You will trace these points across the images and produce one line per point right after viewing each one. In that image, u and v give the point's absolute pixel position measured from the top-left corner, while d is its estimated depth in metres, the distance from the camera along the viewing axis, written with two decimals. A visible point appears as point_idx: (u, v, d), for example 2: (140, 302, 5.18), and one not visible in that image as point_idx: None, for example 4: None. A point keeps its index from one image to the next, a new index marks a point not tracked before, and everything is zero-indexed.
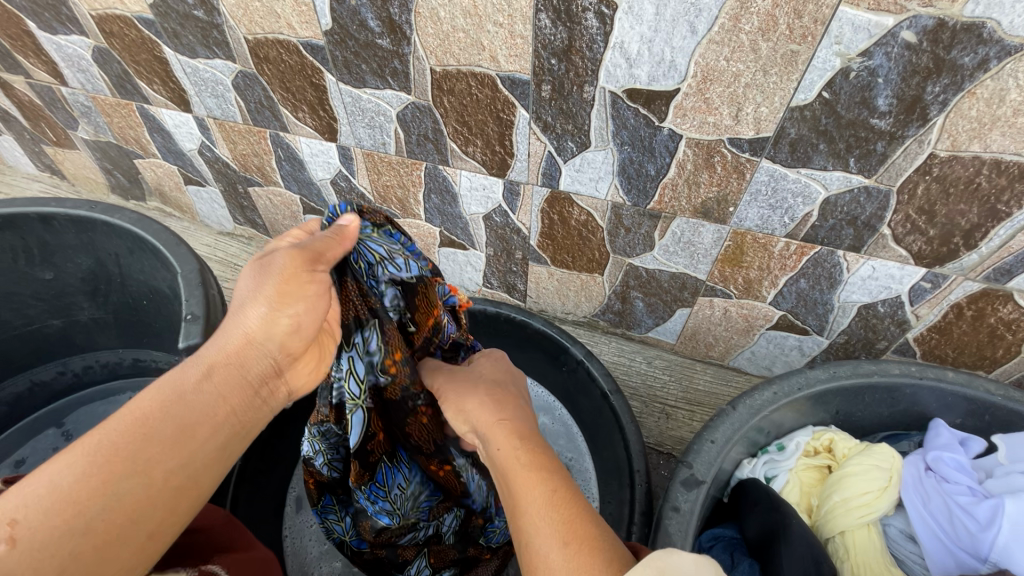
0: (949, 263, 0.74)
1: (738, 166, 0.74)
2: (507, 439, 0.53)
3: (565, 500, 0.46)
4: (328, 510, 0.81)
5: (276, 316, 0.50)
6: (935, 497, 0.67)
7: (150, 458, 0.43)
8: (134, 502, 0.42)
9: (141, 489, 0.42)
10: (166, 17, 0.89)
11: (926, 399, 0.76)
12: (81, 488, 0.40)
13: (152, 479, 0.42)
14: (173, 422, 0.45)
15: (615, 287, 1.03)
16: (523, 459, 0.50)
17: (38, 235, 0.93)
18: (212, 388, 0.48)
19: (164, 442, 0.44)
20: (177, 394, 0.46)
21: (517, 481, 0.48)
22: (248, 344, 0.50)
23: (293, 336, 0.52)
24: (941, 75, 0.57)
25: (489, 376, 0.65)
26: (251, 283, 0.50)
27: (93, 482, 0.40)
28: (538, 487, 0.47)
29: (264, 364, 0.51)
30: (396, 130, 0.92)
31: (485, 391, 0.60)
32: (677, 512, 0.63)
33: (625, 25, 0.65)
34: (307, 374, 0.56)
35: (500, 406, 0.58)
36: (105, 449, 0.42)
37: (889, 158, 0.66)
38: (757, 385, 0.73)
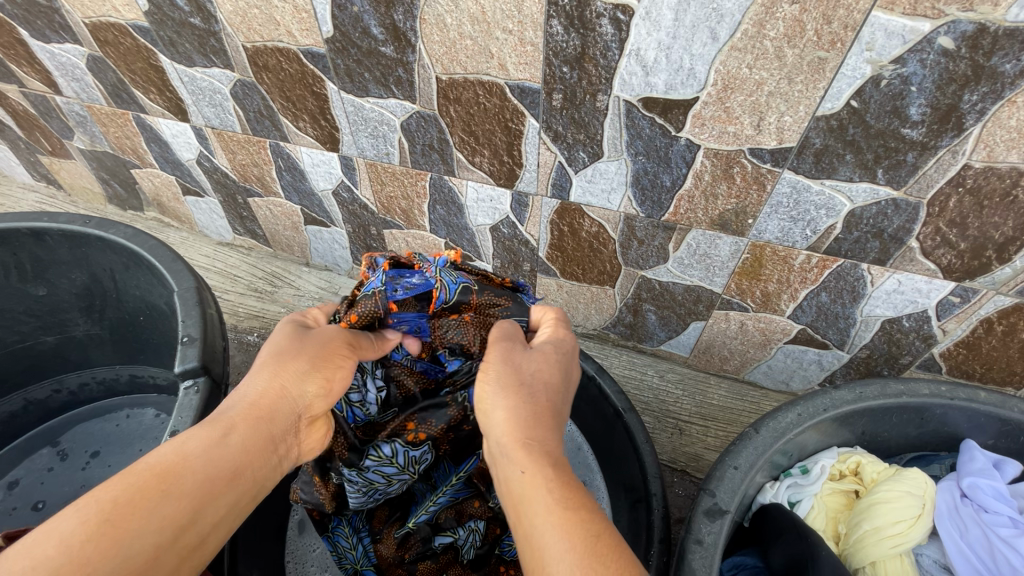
0: (980, 277, 0.71)
1: (758, 177, 0.71)
2: (535, 463, 0.44)
3: (604, 557, 0.37)
4: (338, 533, 0.77)
5: (312, 378, 0.52)
6: (973, 528, 0.65)
7: (166, 514, 0.39)
8: (140, 563, 0.37)
9: (151, 548, 0.38)
10: (162, 24, 0.86)
11: (956, 420, 0.73)
12: (89, 548, 0.36)
13: (166, 536, 0.39)
14: (194, 477, 0.42)
15: (626, 300, 0.99)
16: (552, 496, 0.41)
17: (30, 251, 0.90)
18: (239, 439, 0.46)
19: (182, 496, 0.41)
20: (201, 444, 0.44)
21: (545, 524, 0.40)
22: (278, 398, 0.50)
23: (322, 394, 0.53)
24: (979, 82, 0.54)
25: (527, 372, 0.52)
26: (293, 346, 0.53)
27: (102, 539, 0.36)
28: (570, 536, 0.39)
29: (288, 419, 0.50)
30: (399, 140, 0.88)
31: (521, 395, 0.49)
32: (701, 545, 0.59)
33: (642, 31, 0.62)
34: (316, 441, 0.54)
35: (529, 420, 0.48)
36: (118, 503, 0.38)
37: (920, 169, 0.63)
38: (780, 407, 0.69)
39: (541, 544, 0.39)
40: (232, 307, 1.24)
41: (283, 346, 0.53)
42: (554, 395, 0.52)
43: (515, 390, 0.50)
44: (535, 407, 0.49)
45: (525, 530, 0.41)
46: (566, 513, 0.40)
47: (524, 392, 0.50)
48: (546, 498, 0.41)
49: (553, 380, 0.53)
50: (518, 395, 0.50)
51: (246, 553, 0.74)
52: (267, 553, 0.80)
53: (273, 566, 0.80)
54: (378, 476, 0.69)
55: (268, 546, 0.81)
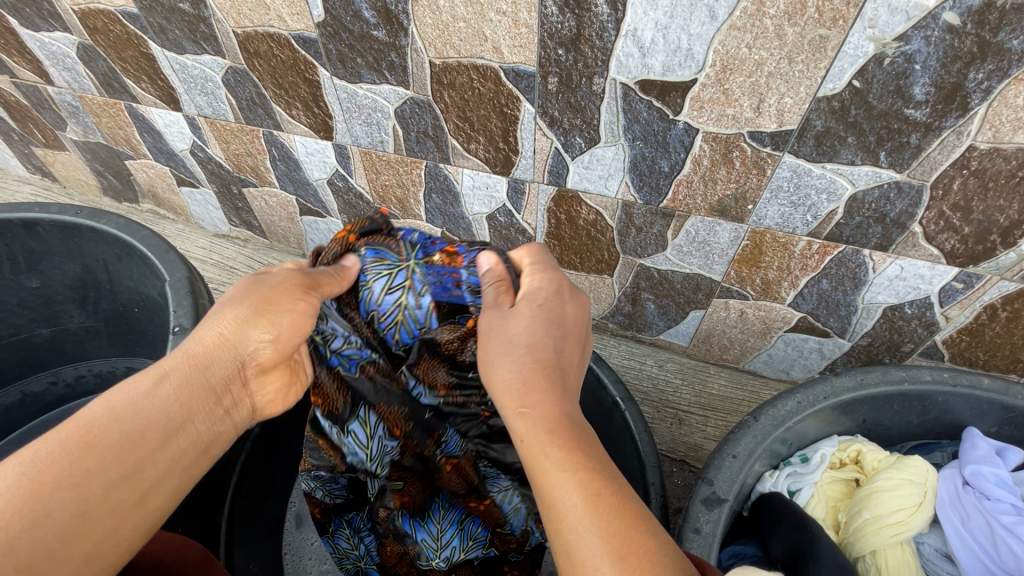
0: (984, 262, 0.70)
1: (758, 162, 0.70)
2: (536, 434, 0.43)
3: (611, 516, 0.38)
4: (339, 535, 0.77)
5: (256, 328, 0.49)
6: (975, 516, 0.64)
7: (94, 466, 0.39)
8: (75, 512, 0.38)
9: (78, 504, 0.38)
10: (151, 11, 0.85)
11: (958, 407, 0.72)
12: (11, 506, 0.36)
13: (93, 491, 0.39)
14: (121, 431, 0.41)
15: (625, 289, 0.98)
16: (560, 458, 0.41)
17: (22, 242, 0.89)
18: (172, 389, 0.45)
19: (110, 449, 0.40)
20: (125, 400, 0.43)
21: (546, 472, 0.41)
22: (220, 349, 0.48)
23: (271, 340, 0.49)
24: (985, 60, 0.53)
25: (511, 333, 0.49)
26: (240, 292, 0.49)
27: (26, 494, 0.37)
28: (582, 498, 0.39)
29: (230, 368, 0.48)
30: (393, 127, 0.87)
31: (512, 348, 0.48)
32: (698, 534, 0.58)
33: (639, 11, 0.60)
34: (273, 390, 0.52)
35: (528, 383, 0.46)
36: (48, 457, 0.39)
37: (924, 151, 0.61)
38: (780, 394, 0.68)
39: (559, 507, 0.39)
40: None
41: (226, 298, 0.49)
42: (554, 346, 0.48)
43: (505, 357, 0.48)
44: (523, 368, 0.47)
45: (543, 496, 0.40)
46: (565, 467, 0.40)
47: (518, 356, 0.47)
48: (552, 460, 0.41)
49: (549, 331, 0.49)
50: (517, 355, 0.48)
51: (242, 542, 0.74)
52: (265, 543, 0.80)
53: (270, 556, 0.80)
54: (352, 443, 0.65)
55: (266, 535, 0.81)
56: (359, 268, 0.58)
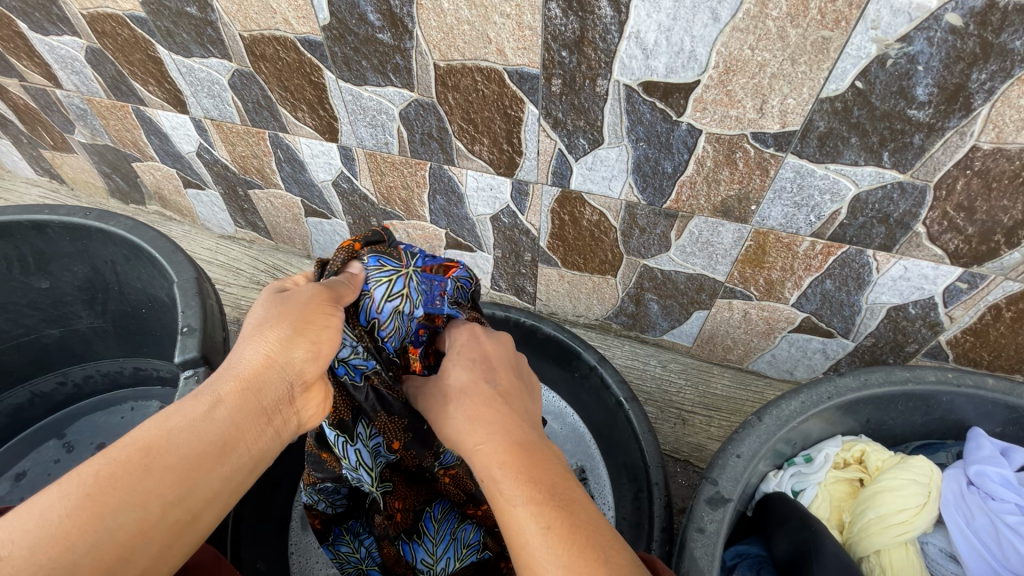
0: (988, 262, 0.70)
1: (761, 163, 0.70)
2: (483, 470, 0.43)
3: (564, 541, 0.37)
4: (340, 542, 0.78)
5: (298, 344, 0.46)
6: (979, 516, 0.64)
7: (148, 489, 0.36)
8: (128, 536, 0.35)
9: (136, 524, 0.35)
10: (159, 15, 0.86)
11: (962, 408, 0.72)
12: (71, 524, 0.33)
13: (150, 512, 0.36)
14: (180, 450, 0.38)
15: (629, 289, 0.98)
16: (505, 497, 0.41)
17: (32, 243, 0.90)
18: (223, 410, 0.41)
19: (164, 472, 0.37)
20: (182, 419, 0.40)
21: (502, 504, 0.40)
22: (264, 365, 0.45)
23: (315, 355, 0.47)
24: (988, 61, 0.53)
25: (451, 391, 0.51)
26: (276, 310, 0.47)
27: (86, 512, 0.34)
28: (533, 526, 0.38)
29: (278, 386, 0.45)
30: (398, 129, 0.88)
31: (456, 402, 0.49)
32: (702, 533, 0.59)
33: (642, 13, 0.60)
34: (320, 407, 0.49)
35: (474, 424, 0.46)
36: (100, 479, 0.35)
37: (927, 152, 0.62)
38: (784, 395, 0.68)
39: (519, 541, 0.38)
40: (234, 300, 1.24)
41: (264, 313, 0.47)
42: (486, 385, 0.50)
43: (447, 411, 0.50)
44: (470, 409, 0.48)
45: (502, 533, 0.40)
46: (518, 495, 0.40)
47: (456, 410, 0.49)
48: (500, 493, 0.41)
49: (486, 374, 0.52)
50: (463, 403, 0.49)
51: (249, 541, 0.75)
52: (270, 543, 0.81)
53: (276, 556, 0.81)
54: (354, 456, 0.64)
55: (272, 534, 0.81)
56: (363, 274, 0.60)
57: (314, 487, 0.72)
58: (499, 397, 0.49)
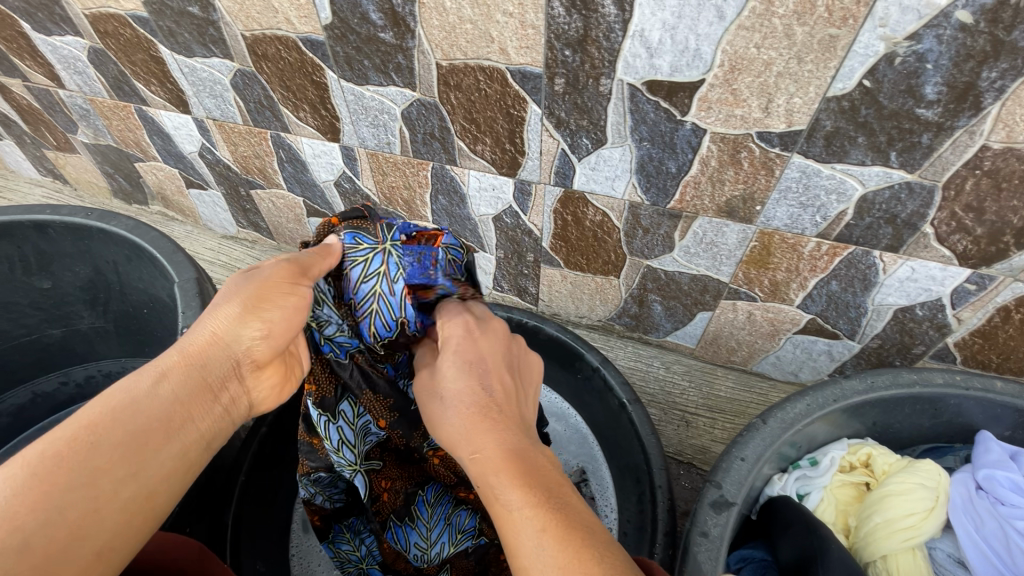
0: (997, 263, 0.69)
1: (767, 162, 0.69)
2: (477, 477, 0.42)
3: (558, 549, 0.36)
4: (339, 539, 0.77)
5: (249, 322, 0.46)
6: (988, 521, 0.63)
7: (97, 468, 0.38)
8: (79, 514, 0.36)
9: (87, 504, 0.37)
10: (161, 14, 0.86)
11: (970, 411, 0.71)
12: (18, 503, 0.35)
13: (102, 491, 0.38)
14: (127, 428, 0.40)
15: (632, 290, 0.98)
16: (500, 505, 0.40)
17: (34, 243, 0.90)
18: (171, 388, 0.43)
19: (113, 450, 0.39)
20: (128, 397, 0.41)
21: (501, 513, 0.39)
22: (214, 342, 0.45)
23: (267, 334, 0.47)
24: (999, 59, 0.52)
25: (441, 393, 0.49)
26: (232, 286, 0.47)
27: (33, 494, 0.35)
28: (528, 536, 0.37)
29: (228, 362, 0.46)
30: (400, 129, 0.87)
31: (447, 407, 0.47)
32: (706, 537, 0.58)
33: (647, 11, 0.60)
34: (273, 385, 0.50)
35: (467, 432, 0.45)
36: (47, 458, 0.37)
37: (935, 151, 0.61)
38: (789, 397, 0.68)
39: (517, 549, 0.37)
40: None
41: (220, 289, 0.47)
42: (476, 383, 0.48)
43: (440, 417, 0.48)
44: (462, 416, 0.46)
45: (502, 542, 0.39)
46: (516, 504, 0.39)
47: (446, 413, 0.47)
48: (497, 502, 0.40)
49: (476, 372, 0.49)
50: (454, 408, 0.47)
51: (250, 540, 0.75)
52: (271, 544, 0.80)
53: (276, 557, 0.81)
54: (336, 436, 0.63)
55: (272, 535, 0.81)
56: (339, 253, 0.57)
57: (309, 480, 0.69)
58: (491, 400, 0.47)
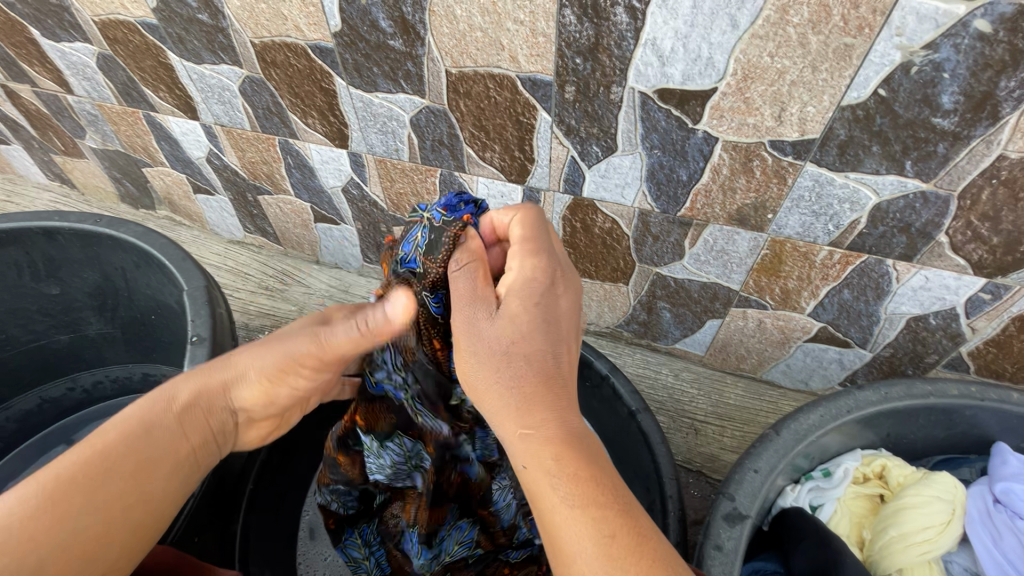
0: (1012, 272, 0.68)
1: (779, 171, 0.68)
2: (535, 458, 0.44)
3: (621, 560, 0.39)
4: (350, 545, 0.77)
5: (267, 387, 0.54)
6: (1008, 536, 0.62)
7: (110, 495, 0.44)
8: (91, 537, 0.42)
9: (97, 525, 0.43)
10: (170, 21, 0.86)
11: (986, 422, 0.70)
12: (40, 525, 0.40)
13: (112, 519, 0.43)
14: (135, 456, 0.46)
15: (640, 297, 0.97)
16: (560, 496, 0.42)
17: (42, 250, 0.90)
18: (182, 428, 0.49)
19: (125, 479, 0.45)
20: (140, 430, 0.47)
21: (556, 506, 0.42)
22: (227, 395, 0.53)
23: (275, 399, 0.55)
24: (1017, 68, 0.51)
25: (499, 348, 0.49)
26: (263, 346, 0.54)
27: (52, 514, 0.41)
28: (588, 539, 0.40)
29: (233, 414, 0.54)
30: (409, 136, 0.87)
31: (508, 369, 0.48)
32: (719, 551, 0.57)
33: (659, 19, 0.59)
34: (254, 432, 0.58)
35: (529, 406, 0.46)
36: (66, 483, 0.42)
37: (951, 161, 0.60)
38: (803, 407, 0.67)
39: (569, 548, 0.41)
40: (243, 306, 1.24)
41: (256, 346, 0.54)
42: (545, 354, 0.49)
43: (495, 371, 0.48)
44: (524, 387, 0.47)
45: (550, 530, 0.42)
46: (579, 505, 0.41)
47: (507, 374, 0.47)
48: (555, 495, 0.42)
49: (546, 335, 0.50)
50: (516, 372, 0.48)
51: (255, 550, 0.74)
52: (278, 553, 0.80)
53: (284, 566, 0.80)
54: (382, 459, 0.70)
55: (279, 544, 0.81)
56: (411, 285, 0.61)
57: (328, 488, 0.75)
58: (556, 376, 0.48)
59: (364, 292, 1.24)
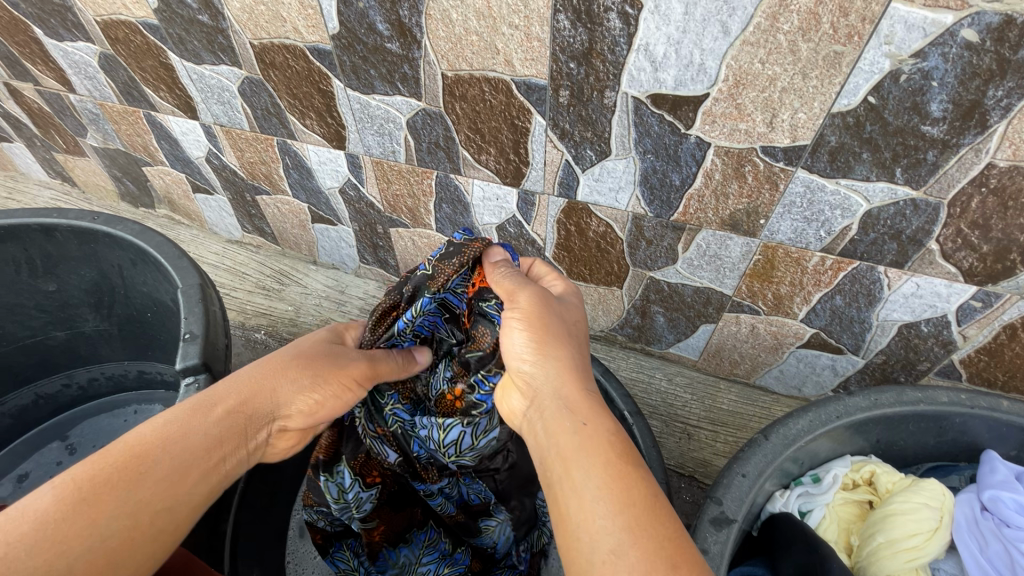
0: (1003, 280, 0.68)
1: (771, 176, 0.69)
2: (597, 417, 0.48)
3: (661, 517, 0.41)
4: (338, 558, 0.77)
5: (301, 394, 0.56)
6: (994, 543, 0.63)
7: (142, 496, 0.44)
8: (117, 540, 0.43)
9: (123, 533, 0.43)
10: (171, 22, 0.87)
11: (976, 430, 0.70)
12: (70, 525, 0.41)
13: (139, 522, 0.44)
14: (168, 463, 0.47)
15: (634, 301, 0.97)
16: (612, 451, 0.45)
17: (41, 246, 0.91)
18: (219, 431, 0.50)
19: (156, 482, 0.45)
20: (179, 433, 0.48)
21: (601, 455, 0.45)
22: (268, 400, 0.54)
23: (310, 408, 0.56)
24: (1004, 77, 0.52)
25: (568, 325, 0.56)
26: (306, 354, 0.58)
27: (86, 514, 0.42)
28: (630, 488, 0.43)
29: (268, 420, 0.54)
30: (405, 138, 0.88)
31: (573, 348, 0.55)
32: (705, 555, 0.57)
33: (651, 25, 0.60)
34: (291, 444, 0.58)
35: (585, 377, 0.53)
36: (100, 483, 0.43)
37: (941, 168, 0.60)
38: (792, 412, 0.67)
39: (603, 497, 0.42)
40: (240, 304, 1.25)
41: (291, 354, 0.57)
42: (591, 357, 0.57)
43: (564, 341, 0.54)
44: (582, 366, 0.54)
45: (587, 474, 0.44)
46: (624, 460, 0.44)
47: (571, 351, 0.54)
48: (607, 446, 0.46)
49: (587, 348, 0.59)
50: (575, 356, 0.54)
51: (247, 552, 0.75)
52: (268, 552, 0.80)
53: (271, 565, 0.80)
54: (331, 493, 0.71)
55: (268, 542, 0.81)
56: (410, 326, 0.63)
57: (314, 510, 0.75)
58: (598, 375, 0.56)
59: (360, 293, 1.24)
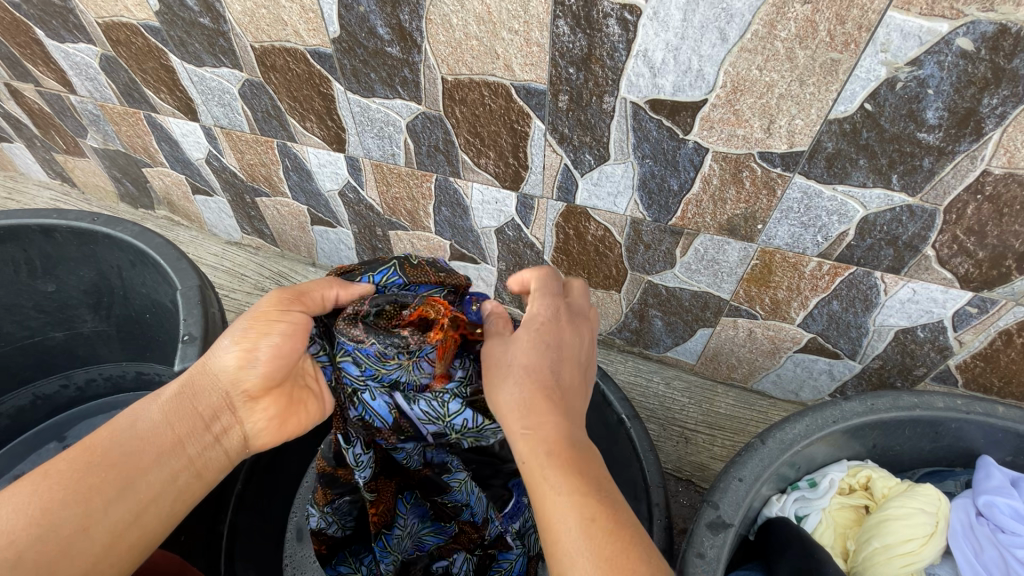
0: (999, 286, 0.69)
1: (768, 182, 0.69)
2: (532, 456, 0.46)
3: (602, 550, 0.41)
4: (343, 564, 0.78)
5: (231, 351, 0.53)
6: (989, 549, 0.63)
7: (92, 486, 0.46)
8: (72, 529, 0.44)
9: (77, 521, 0.45)
10: (172, 24, 0.87)
11: (971, 435, 0.70)
12: (24, 518, 0.43)
13: (93, 509, 0.46)
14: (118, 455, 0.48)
15: (632, 305, 0.98)
16: (550, 495, 0.44)
17: (40, 247, 0.91)
18: (166, 419, 0.52)
19: (107, 472, 0.47)
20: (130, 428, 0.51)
21: (545, 500, 0.44)
22: (205, 377, 0.54)
23: (246, 360, 0.53)
24: (999, 86, 0.52)
25: (509, 358, 0.52)
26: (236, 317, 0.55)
27: (37, 508, 0.44)
28: (572, 531, 0.42)
29: (217, 394, 0.54)
30: (405, 141, 0.88)
31: (513, 377, 0.51)
32: (702, 559, 0.57)
33: (649, 32, 0.60)
34: (263, 415, 0.56)
35: (529, 408, 0.49)
36: (51, 479, 0.46)
37: (937, 175, 0.61)
38: (788, 417, 0.67)
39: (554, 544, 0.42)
40: (239, 306, 1.25)
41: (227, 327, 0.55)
42: (549, 368, 0.51)
43: (505, 376, 0.52)
44: (529, 392, 0.50)
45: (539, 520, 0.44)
46: (565, 499, 0.43)
47: (513, 384, 0.50)
48: (548, 487, 0.44)
49: (548, 356, 0.52)
50: (521, 382, 0.50)
51: (244, 554, 0.75)
52: (266, 554, 0.80)
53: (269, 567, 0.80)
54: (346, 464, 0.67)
55: (267, 544, 0.81)
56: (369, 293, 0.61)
57: (329, 507, 0.74)
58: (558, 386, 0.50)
59: None
